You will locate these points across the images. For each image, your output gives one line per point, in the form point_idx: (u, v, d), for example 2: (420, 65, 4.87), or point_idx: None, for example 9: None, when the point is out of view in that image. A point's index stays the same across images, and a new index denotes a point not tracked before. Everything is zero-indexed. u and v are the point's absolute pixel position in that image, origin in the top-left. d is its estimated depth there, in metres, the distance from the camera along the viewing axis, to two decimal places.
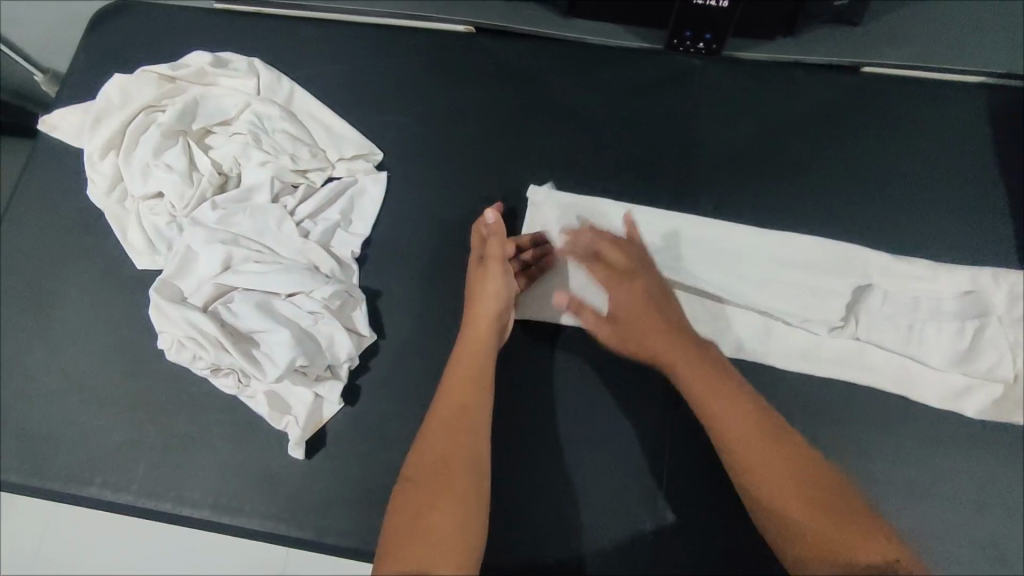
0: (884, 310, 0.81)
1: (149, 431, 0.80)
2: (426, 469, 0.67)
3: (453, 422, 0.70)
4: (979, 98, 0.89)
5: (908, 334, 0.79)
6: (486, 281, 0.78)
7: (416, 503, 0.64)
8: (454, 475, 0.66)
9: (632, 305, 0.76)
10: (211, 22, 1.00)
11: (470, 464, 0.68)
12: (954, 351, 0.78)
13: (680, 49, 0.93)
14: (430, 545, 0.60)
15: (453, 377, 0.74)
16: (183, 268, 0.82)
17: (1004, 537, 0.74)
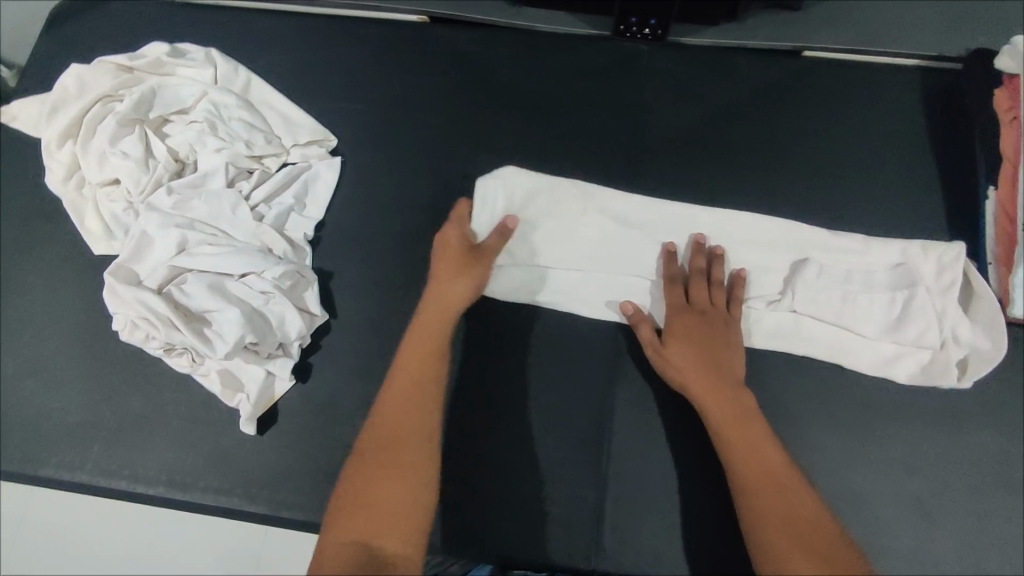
0: (819, 283, 0.81)
1: (107, 411, 0.83)
2: (377, 445, 0.69)
3: (411, 398, 0.73)
4: (913, 78, 0.91)
5: (842, 304, 0.81)
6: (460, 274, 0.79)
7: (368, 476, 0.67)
8: (407, 452, 0.69)
9: (689, 330, 0.77)
10: (170, 15, 1.02)
11: (422, 441, 0.70)
12: (884, 320, 0.80)
13: (627, 36, 0.95)
14: (376, 519, 0.63)
15: (413, 351, 0.76)
16: (138, 252, 0.84)
17: (929, 496, 0.76)
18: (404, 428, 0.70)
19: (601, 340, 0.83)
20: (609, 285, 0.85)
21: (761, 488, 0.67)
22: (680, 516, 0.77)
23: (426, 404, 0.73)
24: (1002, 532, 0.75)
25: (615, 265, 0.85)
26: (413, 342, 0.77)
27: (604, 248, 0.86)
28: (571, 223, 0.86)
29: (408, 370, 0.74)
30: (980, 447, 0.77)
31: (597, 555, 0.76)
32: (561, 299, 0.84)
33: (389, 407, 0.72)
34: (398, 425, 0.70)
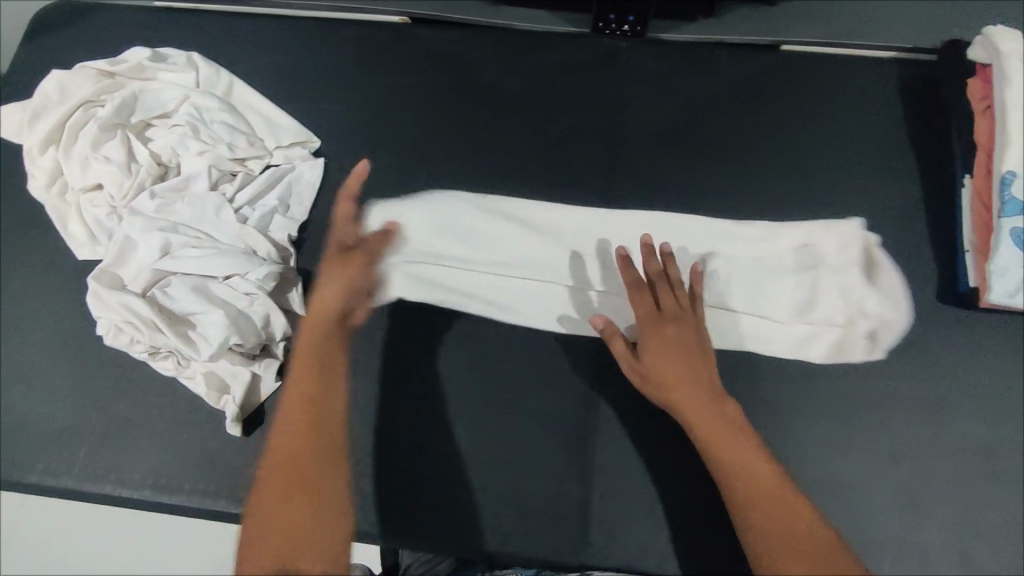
0: (727, 274, 0.85)
1: (93, 415, 0.83)
2: (280, 468, 0.63)
3: (307, 413, 0.67)
4: (890, 70, 0.92)
5: (752, 293, 0.84)
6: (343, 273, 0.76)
7: (277, 505, 0.61)
8: (311, 470, 0.63)
9: (663, 341, 0.76)
10: (153, 20, 1.03)
11: (324, 455, 0.65)
12: (794, 305, 0.83)
13: (607, 33, 0.96)
14: (294, 543, 0.59)
15: (307, 364, 0.71)
16: (121, 257, 0.84)
17: (914, 484, 0.76)
18: (302, 446, 0.65)
19: (584, 335, 0.84)
20: (519, 288, 0.86)
21: (759, 500, 0.66)
22: (665, 507, 0.78)
23: (323, 416, 0.68)
24: (983, 516, 0.75)
25: (525, 266, 0.87)
26: (304, 356, 0.72)
27: (512, 250, 0.88)
28: (478, 227, 0.89)
29: (301, 383, 0.69)
30: (961, 433, 0.78)
31: (584, 547, 0.77)
32: (460, 303, 0.85)
33: (284, 427, 0.66)
34: (301, 443, 0.65)
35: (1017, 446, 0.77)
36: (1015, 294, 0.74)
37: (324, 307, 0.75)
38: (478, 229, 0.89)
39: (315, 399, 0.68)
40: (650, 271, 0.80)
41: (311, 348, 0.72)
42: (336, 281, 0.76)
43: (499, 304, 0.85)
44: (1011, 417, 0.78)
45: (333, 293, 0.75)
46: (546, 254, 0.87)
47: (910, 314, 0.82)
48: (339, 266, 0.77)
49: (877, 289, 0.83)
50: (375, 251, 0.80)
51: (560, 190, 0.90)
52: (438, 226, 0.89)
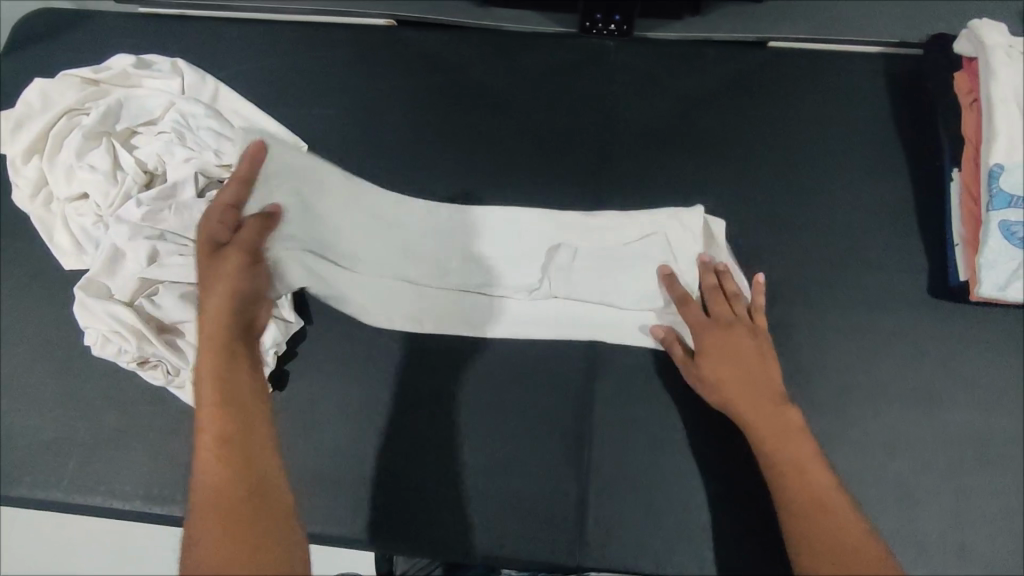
0: (574, 266, 0.85)
1: (83, 426, 0.82)
2: (204, 502, 0.59)
3: (216, 426, 0.64)
4: (877, 65, 0.93)
5: (599, 284, 0.84)
6: (224, 274, 0.73)
7: (207, 532, 0.57)
8: (232, 485, 0.60)
9: (722, 346, 0.76)
10: (137, 27, 1.02)
11: (240, 465, 0.61)
12: (634, 291, 0.84)
13: (594, 32, 0.96)
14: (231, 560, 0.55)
15: (208, 374, 0.67)
16: (109, 267, 0.83)
17: (911, 477, 0.76)
18: (216, 470, 0.61)
19: (576, 336, 0.83)
20: (377, 287, 0.86)
21: (813, 511, 0.66)
22: (661, 505, 0.78)
23: (227, 423, 0.64)
24: (980, 507, 0.75)
25: (378, 265, 0.86)
26: (204, 364, 0.68)
27: (378, 246, 0.87)
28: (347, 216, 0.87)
29: (207, 396, 0.66)
30: (955, 424, 0.78)
31: (581, 548, 0.77)
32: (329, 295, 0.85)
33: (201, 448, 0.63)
34: (221, 460, 0.61)
35: (1011, 437, 0.77)
36: (1005, 287, 0.74)
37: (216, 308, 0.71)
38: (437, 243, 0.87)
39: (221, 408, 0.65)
40: (711, 281, 0.81)
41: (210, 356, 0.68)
42: (222, 282, 0.72)
43: (501, 319, 0.84)
44: (1005, 408, 0.78)
45: (218, 293, 0.71)
46: (450, 256, 0.87)
47: (901, 308, 0.82)
48: (218, 264, 0.73)
49: (868, 283, 0.83)
50: (253, 242, 0.76)
51: (548, 193, 0.90)
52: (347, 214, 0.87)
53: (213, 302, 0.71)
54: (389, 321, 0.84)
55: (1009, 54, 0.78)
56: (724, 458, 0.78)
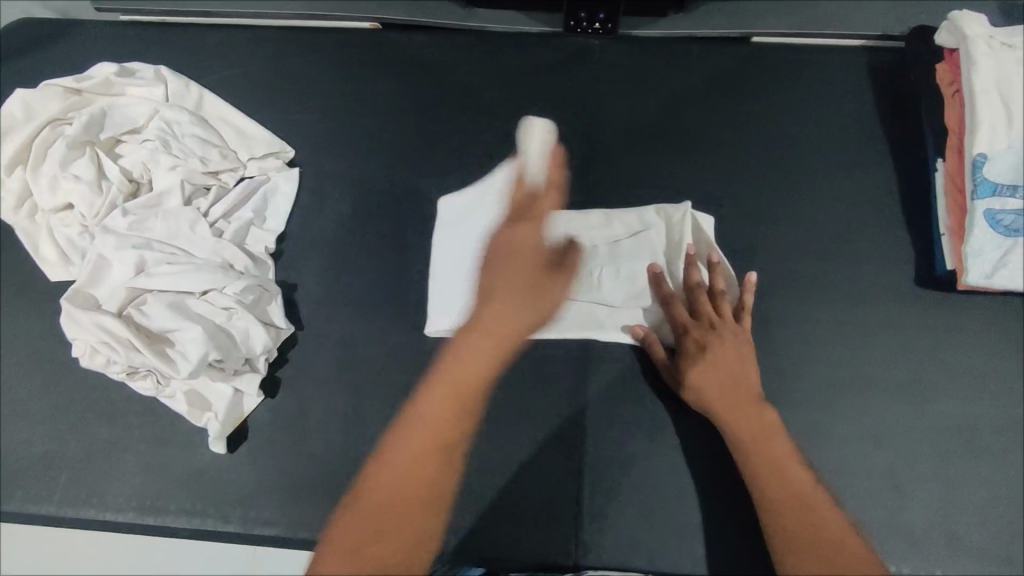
0: None
1: (73, 439, 0.81)
2: (385, 489, 0.62)
3: (463, 392, 0.68)
4: (859, 59, 0.93)
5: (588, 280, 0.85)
6: (545, 292, 0.77)
7: (356, 514, 0.61)
8: (396, 485, 0.63)
9: (701, 346, 0.77)
10: (119, 35, 1.01)
11: (445, 445, 0.65)
12: (622, 287, 0.84)
13: (578, 31, 0.96)
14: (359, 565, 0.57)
15: (472, 349, 0.70)
16: (96, 277, 0.83)
17: (901, 467, 0.77)
18: (423, 466, 0.64)
19: (568, 334, 0.82)
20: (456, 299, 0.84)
21: (796, 506, 0.66)
22: (655, 502, 0.77)
23: (476, 389, 0.69)
24: (971, 496, 0.76)
25: (459, 274, 0.86)
26: (490, 307, 0.73)
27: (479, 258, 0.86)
28: (461, 226, 0.88)
29: (450, 375, 0.68)
30: (944, 414, 0.78)
31: (577, 549, 0.76)
32: None
33: (410, 427, 0.66)
34: (393, 457, 0.64)
35: (999, 424, 0.78)
36: (992, 275, 0.74)
37: (518, 284, 0.74)
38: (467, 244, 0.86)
39: (434, 411, 0.66)
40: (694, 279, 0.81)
41: (467, 330, 0.72)
42: (525, 254, 0.77)
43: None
44: (994, 397, 0.79)
45: (533, 254, 0.77)
46: None
47: (888, 300, 0.82)
48: (512, 252, 0.76)
49: (854, 276, 0.83)
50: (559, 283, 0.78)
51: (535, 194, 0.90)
52: (471, 211, 0.88)
53: (513, 286, 0.74)
54: (434, 330, 0.84)
55: (990, 44, 0.79)
56: (716, 453, 0.78)
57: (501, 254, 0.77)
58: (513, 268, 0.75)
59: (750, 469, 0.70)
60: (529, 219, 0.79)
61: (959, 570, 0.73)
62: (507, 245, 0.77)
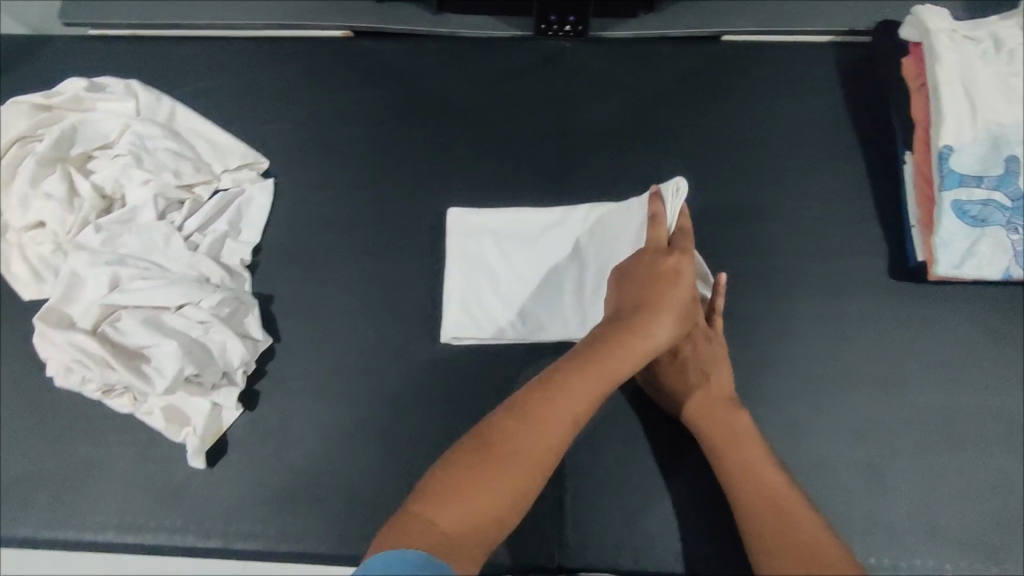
0: (542, 269, 0.85)
1: (50, 459, 0.81)
2: (505, 450, 0.63)
3: (598, 381, 0.67)
4: (828, 55, 0.94)
5: (555, 282, 0.84)
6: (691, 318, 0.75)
7: (476, 462, 0.62)
8: (519, 448, 0.63)
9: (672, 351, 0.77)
10: (88, 49, 1.00)
11: (566, 433, 0.65)
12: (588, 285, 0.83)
13: (549, 34, 0.96)
14: (468, 516, 0.58)
15: (622, 344, 0.69)
16: (69, 295, 0.82)
17: (880, 458, 0.77)
18: (538, 443, 0.64)
19: (549, 339, 0.82)
20: (460, 305, 0.84)
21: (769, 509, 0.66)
22: (637, 503, 0.77)
23: (613, 383, 0.68)
24: (950, 484, 0.76)
25: (464, 279, 0.85)
26: (644, 315, 0.71)
27: (485, 265, 0.86)
28: (484, 230, 0.87)
29: (594, 363, 0.68)
30: (921, 404, 0.79)
31: (560, 552, 0.76)
32: (483, 295, 0.84)
33: (547, 393, 0.66)
34: (525, 423, 0.64)
35: (975, 412, 0.78)
36: (961, 265, 0.76)
37: (677, 306, 0.72)
38: (459, 249, 0.87)
39: (575, 388, 0.66)
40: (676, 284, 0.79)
41: (623, 329, 0.70)
42: (681, 278, 0.73)
43: (478, 322, 0.83)
44: (969, 386, 0.79)
45: (688, 286, 0.73)
46: (502, 273, 0.85)
47: (862, 293, 0.83)
48: (666, 276, 0.73)
49: (828, 271, 0.84)
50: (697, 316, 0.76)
51: (508, 199, 0.90)
52: (530, 220, 0.87)
53: (674, 303, 0.72)
54: (447, 337, 0.83)
55: (952, 37, 0.80)
56: (696, 452, 0.79)
57: (658, 272, 0.73)
58: (676, 292, 0.72)
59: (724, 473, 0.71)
60: (680, 252, 0.74)
61: (939, 559, 0.74)
62: (669, 268, 0.73)
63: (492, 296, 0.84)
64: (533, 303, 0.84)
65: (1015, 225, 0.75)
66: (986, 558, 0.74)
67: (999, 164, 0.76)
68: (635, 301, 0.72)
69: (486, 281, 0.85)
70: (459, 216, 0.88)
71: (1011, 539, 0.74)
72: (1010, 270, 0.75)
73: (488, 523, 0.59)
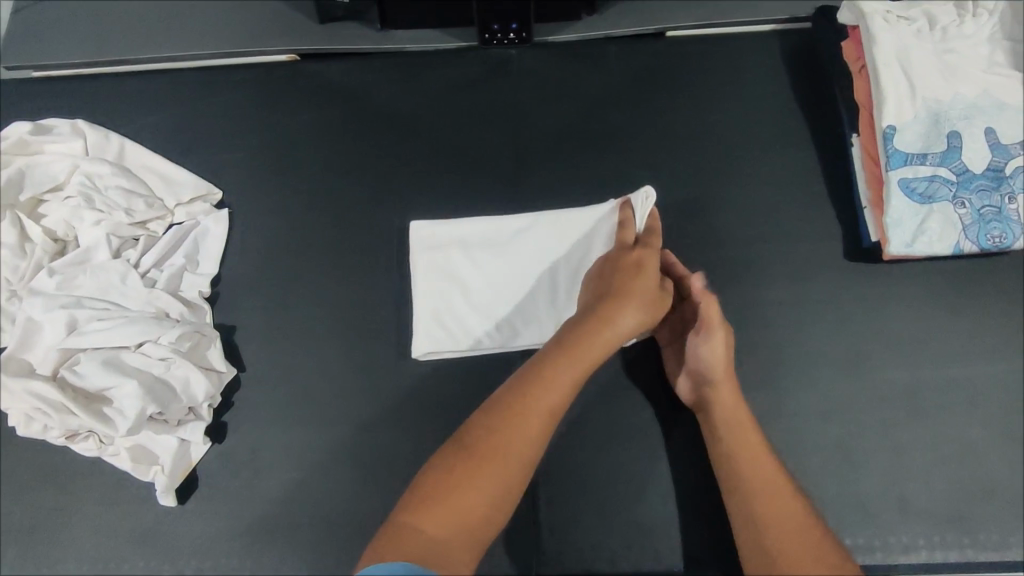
0: (501, 276, 0.85)
1: (20, 510, 0.80)
2: (482, 443, 0.62)
3: (571, 371, 0.68)
4: (772, 44, 0.95)
5: (518, 287, 0.85)
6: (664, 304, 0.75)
7: (451, 466, 0.61)
8: (502, 442, 0.62)
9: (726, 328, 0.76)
10: (29, 91, 0.99)
11: (543, 422, 0.65)
12: (550, 289, 0.84)
13: (494, 43, 0.96)
14: (458, 518, 0.58)
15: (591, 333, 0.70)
16: (25, 342, 0.80)
17: (849, 440, 0.78)
18: (516, 431, 0.63)
19: (526, 345, 0.83)
20: (423, 321, 0.84)
21: (775, 510, 0.65)
22: (612, 504, 0.77)
23: (586, 372, 0.69)
24: (920, 460, 0.77)
25: (426, 293, 0.85)
26: (607, 303, 0.72)
27: (447, 277, 0.86)
28: (447, 241, 0.87)
29: (566, 353, 0.68)
30: (886, 383, 0.79)
31: (538, 560, 0.76)
32: (446, 308, 0.84)
33: (518, 388, 0.66)
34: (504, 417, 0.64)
35: (938, 387, 0.79)
36: (912, 243, 0.76)
37: (641, 294, 0.73)
38: (424, 264, 0.86)
39: (552, 378, 0.67)
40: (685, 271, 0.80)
41: (589, 321, 0.71)
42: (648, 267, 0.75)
43: (446, 336, 0.83)
44: (932, 361, 0.80)
45: (651, 277, 0.74)
46: (461, 285, 0.85)
47: (819, 277, 0.84)
48: (628, 271, 0.75)
49: (786, 258, 0.85)
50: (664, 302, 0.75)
51: (465, 210, 0.90)
52: (489, 226, 0.87)
53: (640, 293, 0.73)
54: (415, 351, 0.83)
55: (887, 18, 0.80)
56: (667, 449, 0.79)
57: (622, 265, 0.75)
58: (641, 283, 0.74)
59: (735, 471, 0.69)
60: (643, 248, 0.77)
61: (910, 535, 0.74)
62: (632, 260, 0.75)
63: (454, 308, 0.85)
64: (500, 311, 0.84)
65: (960, 199, 0.76)
66: (958, 530, 0.74)
67: (942, 140, 0.77)
68: (603, 293, 0.74)
69: (449, 294, 0.85)
70: (421, 228, 0.87)
71: (982, 509, 0.75)
72: (960, 245, 0.76)
73: (477, 523, 0.58)
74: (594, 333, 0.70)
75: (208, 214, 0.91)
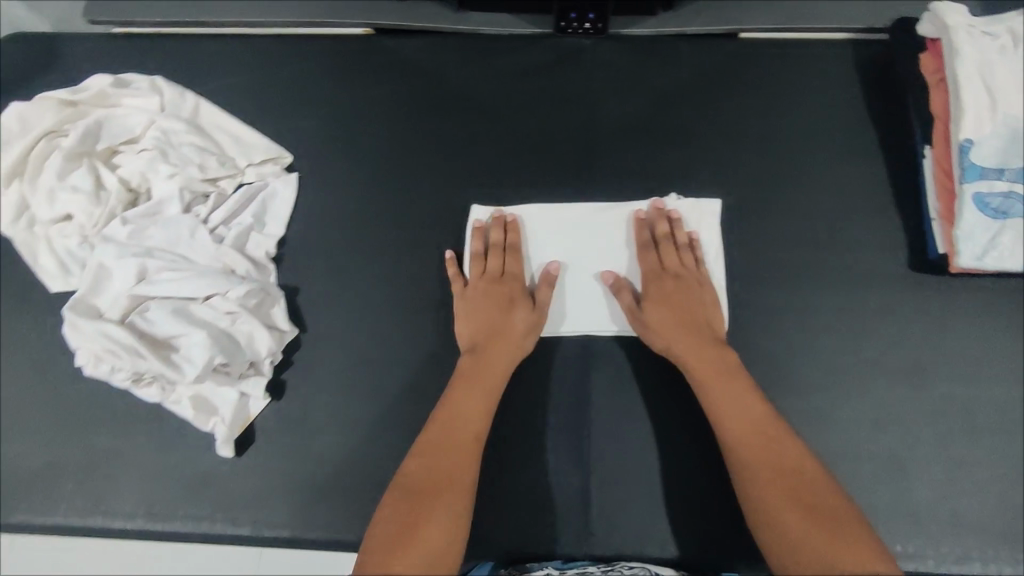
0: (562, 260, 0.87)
1: (80, 450, 0.82)
2: (422, 482, 0.70)
3: (478, 404, 0.77)
4: (847, 53, 0.95)
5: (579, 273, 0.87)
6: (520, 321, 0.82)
7: (402, 508, 0.67)
8: (438, 480, 0.70)
9: (672, 298, 0.81)
10: (111, 47, 1.01)
11: (468, 450, 0.74)
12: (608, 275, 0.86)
13: (569, 31, 0.97)
14: (422, 555, 0.63)
15: (477, 375, 0.79)
16: (96, 286, 0.82)
17: (905, 449, 0.78)
18: (445, 465, 0.72)
19: (584, 330, 0.84)
20: None
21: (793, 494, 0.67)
22: (663, 491, 0.79)
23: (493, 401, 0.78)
24: (977, 475, 0.77)
25: None
26: (489, 339, 0.81)
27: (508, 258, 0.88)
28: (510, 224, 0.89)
29: (471, 392, 0.77)
30: (946, 396, 0.79)
31: (587, 539, 0.78)
32: None
33: (437, 430, 0.75)
34: (426, 463, 0.72)
35: (999, 404, 0.79)
36: (982, 257, 0.77)
37: (499, 325, 0.81)
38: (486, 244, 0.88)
39: (462, 415, 0.76)
40: (638, 241, 0.86)
41: (477, 357, 0.80)
42: (498, 298, 0.83)
43: None
44: (994, 377, 0.80)
45: (506, 308, 0.82)
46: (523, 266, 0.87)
47: (883, 285, 0.84)
48: (491, 304, 0.83)
49: (850, 264, 0.85)
50: (525, 319, 0.82)
51: (530, 193, 0.91)
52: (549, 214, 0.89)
53: (504, 330, 0.81)
54: None
55: (970, 33, 0.81)
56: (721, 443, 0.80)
57: (485, 300, 0.83)
58: (504, 318, 0.82)
59: (742, 460, 0.71)
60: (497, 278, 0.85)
61: (964, 548, 0.74)
62: (487, 294, 0.83)
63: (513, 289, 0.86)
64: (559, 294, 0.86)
65: None
66: (1013, 546, 0.74)
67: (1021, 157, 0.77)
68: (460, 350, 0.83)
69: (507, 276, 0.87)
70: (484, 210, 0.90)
71: None
72: None
73: (443, 550, 0.64)
74: (484, 368, 0.79)
75: (278, 176, 0.93)
